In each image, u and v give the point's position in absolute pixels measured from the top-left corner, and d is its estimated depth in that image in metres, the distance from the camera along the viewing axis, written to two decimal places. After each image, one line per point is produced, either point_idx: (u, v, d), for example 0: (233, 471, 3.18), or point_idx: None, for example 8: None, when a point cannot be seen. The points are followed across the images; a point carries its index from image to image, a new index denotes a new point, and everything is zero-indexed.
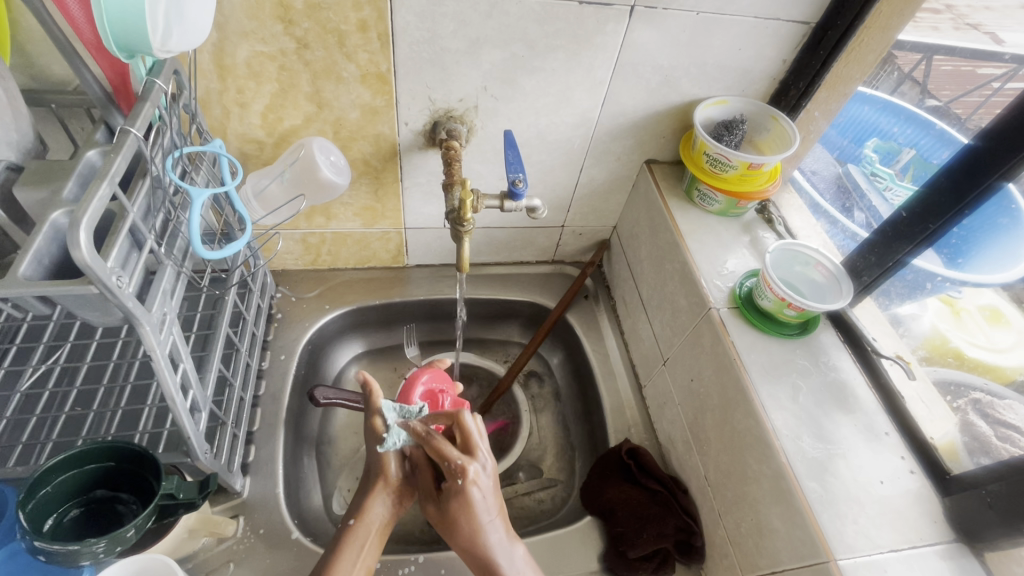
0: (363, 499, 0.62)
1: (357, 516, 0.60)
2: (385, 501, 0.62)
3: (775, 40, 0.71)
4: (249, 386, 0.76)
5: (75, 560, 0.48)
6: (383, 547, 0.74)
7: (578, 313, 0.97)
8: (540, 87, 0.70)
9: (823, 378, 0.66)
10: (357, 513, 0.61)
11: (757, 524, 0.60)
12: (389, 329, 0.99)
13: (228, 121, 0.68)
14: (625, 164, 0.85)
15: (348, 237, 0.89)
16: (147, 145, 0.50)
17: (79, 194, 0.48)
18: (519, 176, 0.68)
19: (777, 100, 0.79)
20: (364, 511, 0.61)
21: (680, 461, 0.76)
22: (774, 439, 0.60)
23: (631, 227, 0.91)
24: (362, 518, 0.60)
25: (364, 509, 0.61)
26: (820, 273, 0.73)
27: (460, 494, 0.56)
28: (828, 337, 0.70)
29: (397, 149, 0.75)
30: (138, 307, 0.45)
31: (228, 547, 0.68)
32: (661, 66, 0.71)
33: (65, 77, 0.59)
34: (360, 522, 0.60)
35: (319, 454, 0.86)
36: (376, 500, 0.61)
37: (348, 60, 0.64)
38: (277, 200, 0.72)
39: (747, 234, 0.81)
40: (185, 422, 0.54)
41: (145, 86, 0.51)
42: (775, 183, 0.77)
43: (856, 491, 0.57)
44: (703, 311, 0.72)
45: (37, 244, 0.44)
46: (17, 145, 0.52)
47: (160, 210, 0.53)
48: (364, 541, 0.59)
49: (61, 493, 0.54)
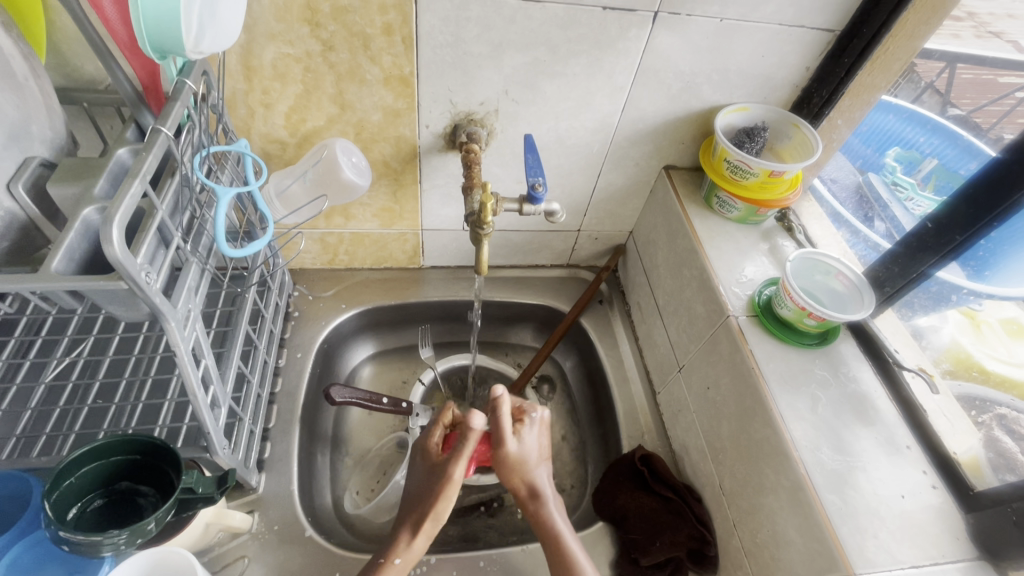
0: (407, 534, 0.62)
1: (400, 554, 0.61)
2: (427, 538, 0.63)
3: (799, 48, 0.70)
4: (266, 383, 0.77)
5: (97, 551, 0.48)
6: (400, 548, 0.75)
7: (592, 317, 0.97)
8: (561, 91, 0.71)
9: (843, 391, 0.65)
10: (401, 552, 0.62)
11: (773, 535, 0.60)
12: (403, 330, 1.00)
13: (253, 121, 0.69)
14: (644, 169, 0.85)
15: (365, 238, 0.89)
16: (176, 145, 0.51)
17: (111, 192, 0.49)
18: (539, 180, 0.67)
19: (800, 107, 0.78)
20: (405, 549, 0.62)
21: (694, 469, 0.75)
22: (793, 451, 0.59)
23: (648, 233, 0.91)
24: (405, 557, 0.61)
25: (407, 548, 0.62)
26: (841, 282, 0.72)
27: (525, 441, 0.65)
28: (849, 348, 0.70)
29: (417, 152, 0.76)
30: (165, 303, 0.46)
31: (243, 542, 0.69)
32: (683, 72, 0.71)
33: (96, 76, 0.61)
34: (403, 559, 0.61)
35: (333, 451, 0.86)
36: (420, 536, 0.62)
37: (372, 63, 0.64)
38: (300, 200, 0.73)
39: (766, 242, 0.80)
40: (206, 416, 0.54)
41: (175, 87, 0.52)
42: (795, 191, 0.76)
43: (877, 505, 0.56)
44: (721, 318, 0.71)
45: (70, 240, 0.44)
46: (51, 142, 0.54)
47: (186, 208, 0.54)
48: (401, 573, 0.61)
49: (86, 484, 0.55)
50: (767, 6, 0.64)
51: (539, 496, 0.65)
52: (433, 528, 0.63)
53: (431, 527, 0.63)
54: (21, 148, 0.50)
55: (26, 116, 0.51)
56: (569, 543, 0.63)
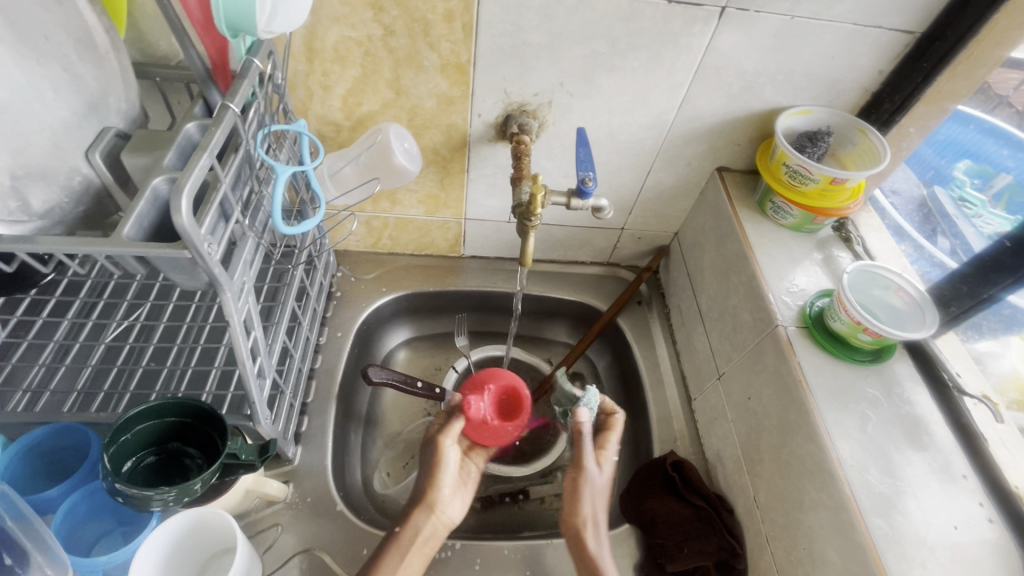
0: (409, 508, 0.66)
1: (401, 524, 0.65)
2: (429, 513, 0.66)
3: (873, 50, 0.67)
4: (307, 358, 0.79)
5: (147, 505, 0.51)
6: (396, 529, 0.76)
7: (630, 317, 0.95)
8: (617, 85, 0.69)
9: (895, 412, 0.62)
10: (401, 521, 0.65)
11: (810, 554, 0.58)
12: (440, 317, 1.00)
13: (311, 102, 0.70)
14: (695, 170, 0.83)
15: (409, 224, 0.91)
16: (241, 121, 0.52)
17: (178, 164, 0.51)
18: (590, 174, 0.66)
19: (868, 113, 0.74)
20: (408, 521, 0.65)
21: (728, 479, 0.73)
22: (838, 469, 0.57)
23: (694, 235, 0.89)
24: (406, 527, 0.64)
25: (407, 519, 0.65)
26: (900, 298, 0.68)
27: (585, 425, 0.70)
28: (904, 368, 0.66)
29: (467, 140, 0.76)
30: (223, 274, 0.47)
31: (277, 510, 0.71)
32: (745, 71, 0.68)
33: (169, 53, 0.63)
34: (404, 529, 0.64)
35: (366, 430, 0.88)
36: (421, 513, 0.66)
37: (430, 50, 0.65)
38: (351, 182, 0.74)
39: (820, 252, 0.77)
40: (252, 385, 0.56)
41: (243, 65, 0.54)
42: (856, 201, 0.73)
43: (926, 534, 0.54)
44: (769, 327, 0.69)
45: (140, 208, 0.46)
46: (126, 114, 0.56)
47: (247, 183, 0.56)
48: (405, 549, 0.63)
49: (140, 440, 0.58)
50: (843, 5, 0.61)
51: (596, 529, 0.66)
52: (430, 503, 0.67)
53: (429, 502, 0.67)
54: (100, 119, 0.53)
55: (105, 89, 0.53)
56: (601, 530, 0.66)
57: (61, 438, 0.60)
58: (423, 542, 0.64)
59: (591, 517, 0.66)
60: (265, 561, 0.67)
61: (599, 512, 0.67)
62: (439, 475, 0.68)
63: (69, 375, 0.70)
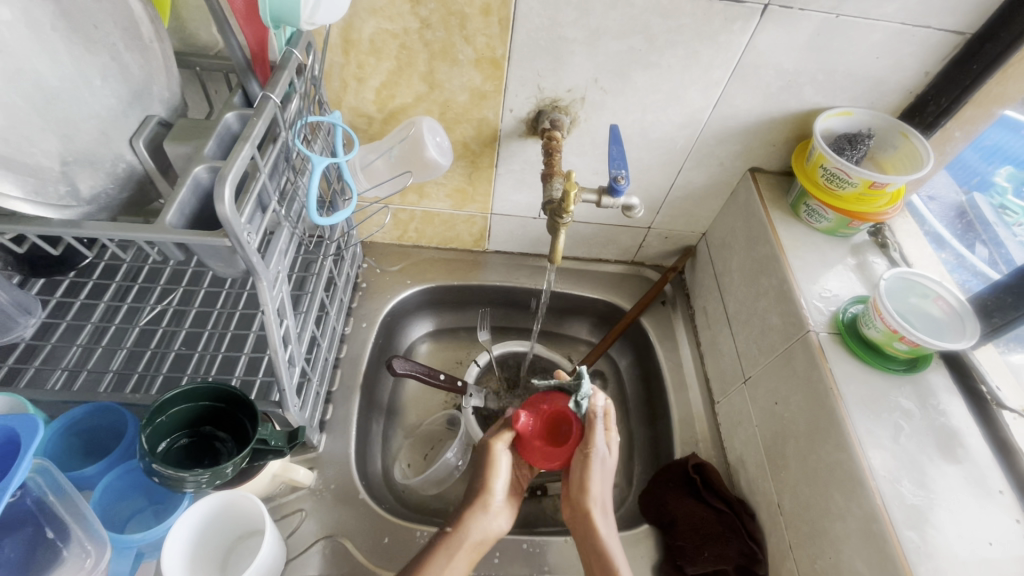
0: (461, 510, 0.65)
1: (454, 525, 0.63)
2: (483, 518, 0.64)
3: (920, 50, 0.65)
4: (333, 348, 0.80)
5: (181, 486, 0.52)
6: (415, 517, 0.77)
7: (654, 317, 0.95)
8: (652, 83, 0.68)
9: (929, 423, 0.61)
10: (454, 522, 0.63)
11: (836, 563, 0.57)
12: (463, 311, 1.01)
13: (345, 94, 0.71)
14: (727, 170, 0.82)
15: (436, 217, 0.91)
16: (281, 112, 0.53)
17: (218, 154, 0.52)
18: (622, 172, 0.65)
19: (911, 116, 0.72)
20: (460, 522, 0.63)
21: (750, 484, 0.73)
22: (869, 479, 0.56)
23: (723, 236, 0.88)
24: (459, 528, 0.63)
25: (461, 521, 0.63)
26: (939, 307, 0.67)
27: (596, 452, 0.65)
28: (940, 378, 0.65)
29: (498, 135, 0.76)
30: (260, 263, 0.48)
31: (301, 496, 0.72)
32: (785, 70, 0.67)
33: (209, 43, 0.64)
34: (456, 529, 0.62)
35: (388, 420, 0.89)
36: (474, 516, 0.64)
37: (466, 43, 0.65)
38: (383, 174, 0.74)
39: (854, 257, 0.76)
40: (283, 372, 0.57)
41: (283, 56, 0.55)
42: (895, 206, 0.71)
43: (959, 549, 0.52)
44: (800, 332, 0.68)
45: (181, 195, 0.47)
46: (168, 103, 0.57)
47: (284, 174, 0.57)
48: (454, 551, 0.61)
49: (175, 423, 0.59)
50: (891, 3, 0.60)
51: (604, 512, 0.65)
52: (484, 506, 0.65)
53: (484, 504, 0.65)
54: (143, 107, 0.54)
55: (149, 78, 0.54)
56: (611, 510, 0.65)
57: (99, 417, 0.62)
58: (473, 547, 0.62)
59: (599, 500, 0.65)
60: (289, 545, 0.68)
61: (606, 493, 0.66)
62: (491, 484, 0.66)
63: (104, 356, 0.72)
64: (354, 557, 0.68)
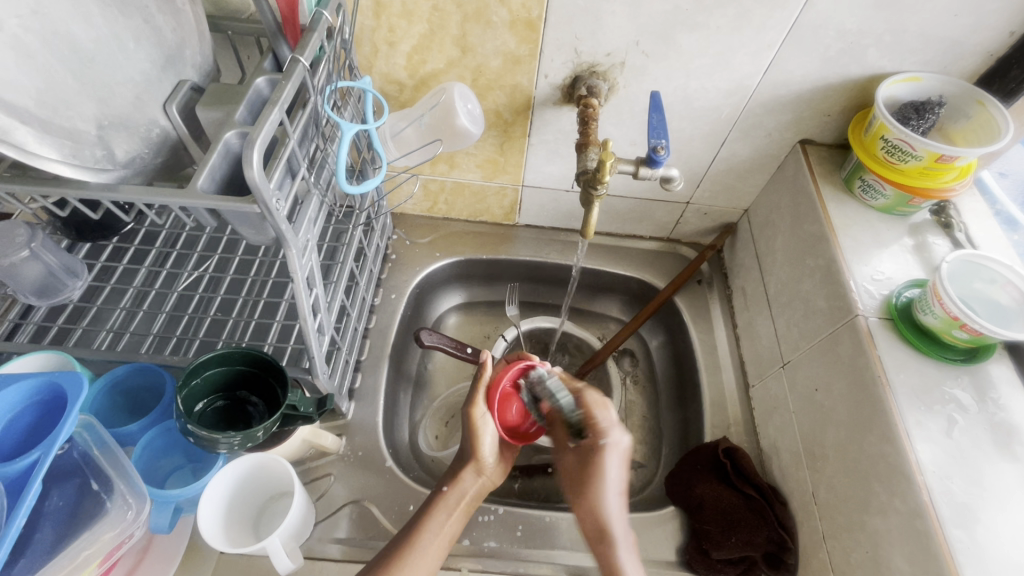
0: (456, 469, 0.66)
1: (449, 484, 0.64)
2: (475, 478, 0.65)
3: (1006, 8, 0.58)
4: (362, 318, 0.81)
5: (214, 446, 0.54)
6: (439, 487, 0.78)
7: (688, 296, 0.91)
8: (699, 46, 0.64)
9: (986, 418, 0.57)
10: (449, 481, 0.64)
11: (874, 558, 0.55)
12: (492, 286, 1.00)
13: (376, 59, 0.69)
14: (776, 142, 0.77)
15: (466, 188, 0.89)
16: (310, 76, 0.52)
17: (248, 120, 0.51)
18: (661, 142, 0.62)
19: (988, 82, 0.66)
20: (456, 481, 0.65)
21: (783, 472, 0.70)
22: (916, 474, 0.53)
23: (767, 213, 0.83)
24: (453, 488, 0.64)
25: (455, 480, 0.64)
26: (1006, 294, 0.62)
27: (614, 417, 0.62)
28: (1002, 370, 0.60)
29: (531, 103, 0.73)
30: (288, 231, 0.47)
31: (330, 461, 0.74)
32: (847, 31, 0.61)
33: (240, 6, 0.63)
34: (451, 489, 0.63)
35: (414, 391, 0.90)
36: (467, 473, 0.65)
37: (500, 4, 0.61)
38: (413, 143, 0.73)
39: (912, 237, 0.70)
40: (312, 340, 0.57)
41: (313, 18, 0.53)
42: (962, 182, 0.66)
43: (1010, 551, 0.49)
44: (847, 316, 0.64)
45: (213, 161, 0.47)
46: (200, 67, 0.56)
47: (313, 140, 0.56)
48: (452, 508, 0.62)
49: (210, 386, 0.61)
50: None
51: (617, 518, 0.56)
52: (478, 466, 0.65)
53: (480, 465, 0.65)
54: (176, 72, 0.54)
55: (181, 41, 0.54)
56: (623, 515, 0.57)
57: (140, 377, 0.64)
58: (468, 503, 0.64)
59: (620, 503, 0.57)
60: (317, 507, 0.70)
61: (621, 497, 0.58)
62: (478, 453, 0.65)
63: (146, 320, 0.74)
64: (380, 522, 0.70)
